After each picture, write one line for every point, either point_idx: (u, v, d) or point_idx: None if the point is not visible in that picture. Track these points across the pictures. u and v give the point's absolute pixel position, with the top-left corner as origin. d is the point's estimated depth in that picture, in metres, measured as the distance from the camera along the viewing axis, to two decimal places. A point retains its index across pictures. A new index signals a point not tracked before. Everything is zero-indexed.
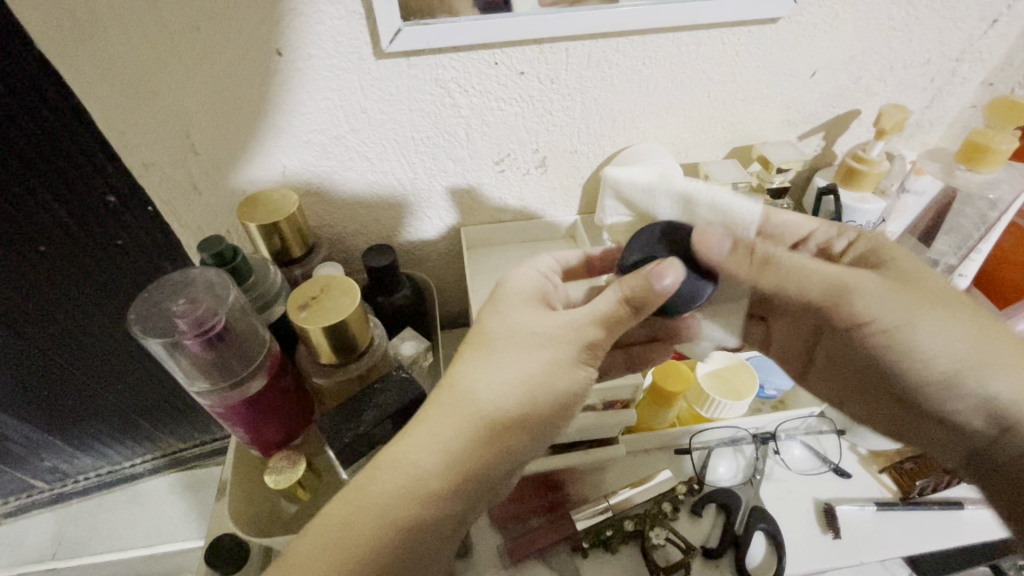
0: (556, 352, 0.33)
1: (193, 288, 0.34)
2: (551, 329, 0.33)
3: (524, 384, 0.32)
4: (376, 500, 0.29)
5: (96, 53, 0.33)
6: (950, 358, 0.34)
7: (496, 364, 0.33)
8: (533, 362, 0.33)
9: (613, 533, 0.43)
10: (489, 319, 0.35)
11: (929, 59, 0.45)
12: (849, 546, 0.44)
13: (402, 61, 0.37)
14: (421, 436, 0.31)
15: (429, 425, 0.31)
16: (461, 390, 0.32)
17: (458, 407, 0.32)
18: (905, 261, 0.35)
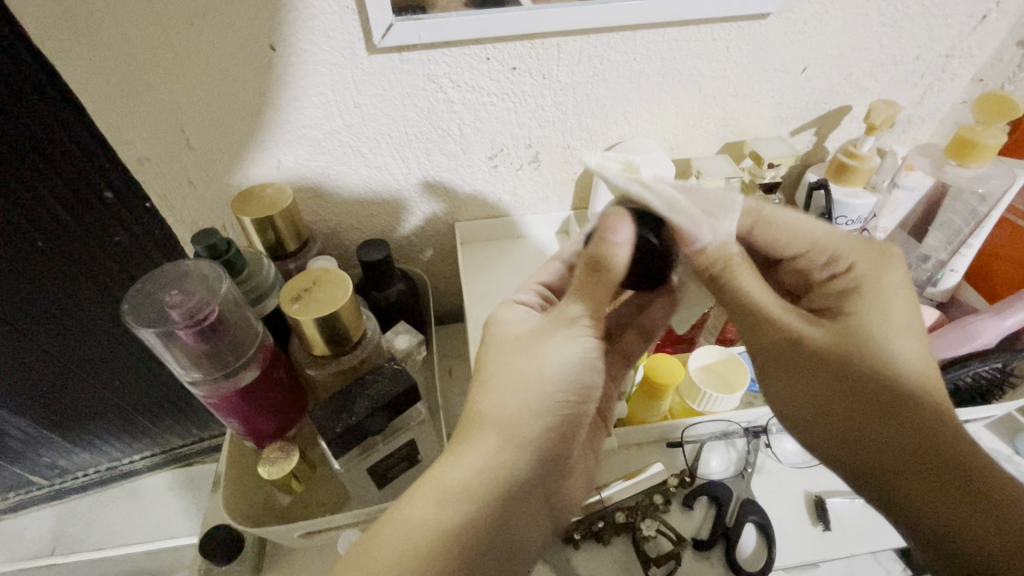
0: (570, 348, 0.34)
1: (187, 279, 0.35)
2: (559, 342, 0.34)
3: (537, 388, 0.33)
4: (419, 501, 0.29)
5: (90, 48, 0.34)
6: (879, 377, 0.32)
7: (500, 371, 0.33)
8: (551, 371, 0.33)
9: (605, 525, 0.43)
10: (490, 340, 0.36)
11: (919, 55, 0.45)
12: (839, 538, 0.44)
13: (395, 56, 0.38)
14: (452, 453, 0.31)
15: (461, 443, 0.31)
16: (490, 400, 0.32)
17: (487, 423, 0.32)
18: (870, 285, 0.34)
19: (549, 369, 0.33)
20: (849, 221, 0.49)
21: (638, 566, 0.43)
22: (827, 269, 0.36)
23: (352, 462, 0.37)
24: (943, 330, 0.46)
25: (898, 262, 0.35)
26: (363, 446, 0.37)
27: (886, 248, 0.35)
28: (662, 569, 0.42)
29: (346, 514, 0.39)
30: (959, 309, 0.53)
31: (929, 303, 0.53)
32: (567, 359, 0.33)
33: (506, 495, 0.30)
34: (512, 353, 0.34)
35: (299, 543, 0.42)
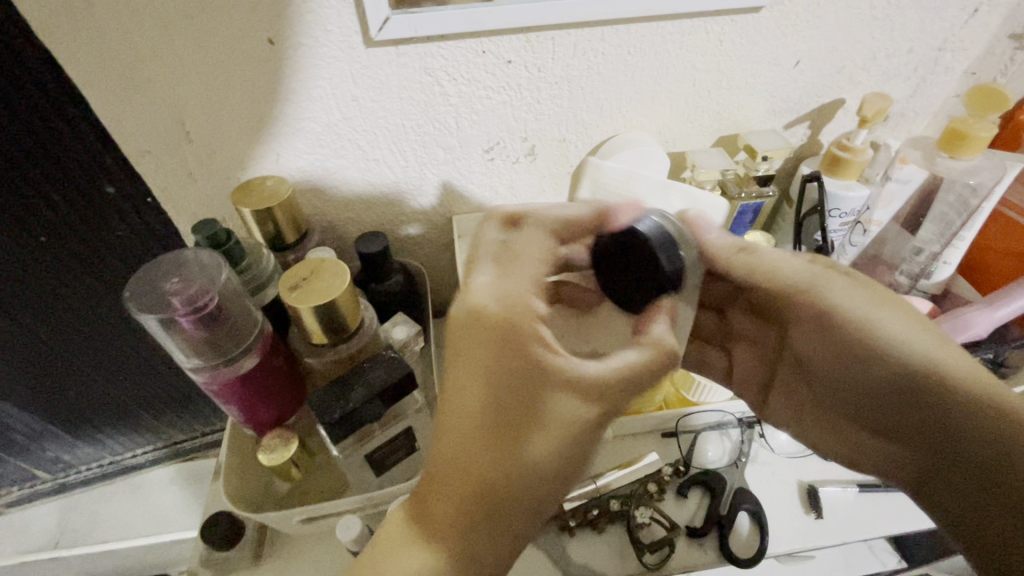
0: (558, 424, 0.32)
1: (188, 268, 0.35)
2: (578, 409, 0.32)
3: (529, 458, 0.31)
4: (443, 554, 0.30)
5: (91, 41, 0.34)
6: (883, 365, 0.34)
7: (492, 447, 0.31)
8: (555, 433, 0.32)
9: (599, 513, 0.44)
10: (474, 380, 0.31)
11: (911, 48, 0.46)
12: (831, 526, 0.45)
13: (391, 50, 0.38)
14: (447, 515, 0.30)
15: (457, 500, 0.30)
16: (491, 460, 0.30)
17: (485, 484, 0.30)
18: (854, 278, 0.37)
19: (531, 441, 0.31)
20: (843, 213, 0.49)
21: (631, 552, 0.43)
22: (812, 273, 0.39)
23: (350, 448, 0.38)
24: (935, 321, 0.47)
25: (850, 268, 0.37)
26: (361, 433, 0.37)
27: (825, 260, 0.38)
28: (655, 556, 0.43)
29: (349, 499, 0.40)
30: (952, 302, 0.53)
31: (921, 296, 0.54)
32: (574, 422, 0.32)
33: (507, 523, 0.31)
34: (505, 428, 0.31)
35: (299, 530, 0.42)
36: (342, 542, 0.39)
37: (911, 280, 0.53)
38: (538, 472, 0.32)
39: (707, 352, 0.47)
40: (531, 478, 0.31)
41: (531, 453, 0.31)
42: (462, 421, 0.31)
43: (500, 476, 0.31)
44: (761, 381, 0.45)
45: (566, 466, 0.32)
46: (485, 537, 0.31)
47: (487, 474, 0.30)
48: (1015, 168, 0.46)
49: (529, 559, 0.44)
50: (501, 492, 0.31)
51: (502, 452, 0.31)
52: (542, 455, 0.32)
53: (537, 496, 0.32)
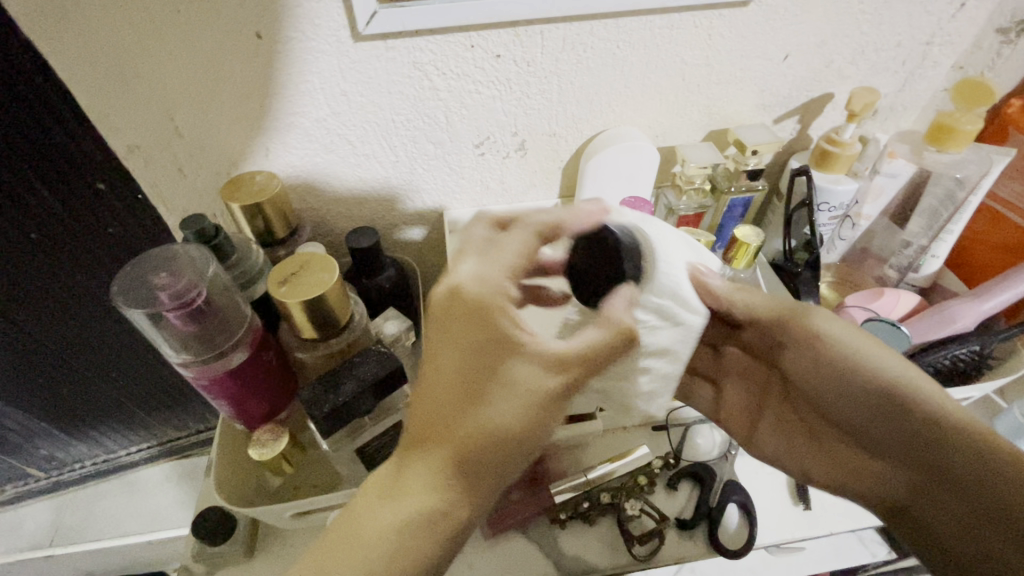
0: (519, 399, 0.31)
1: (175, 263, 0.35)
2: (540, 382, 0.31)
3: (480, 432, 0.30)
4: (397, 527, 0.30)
5: (76, 36, 0.34)
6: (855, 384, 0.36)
7: (449, 409, 0.30)
8: (509, 404, 0.31)
9: (590, 505, 0.44)
10: (452, 354, 0.31)
11: (899, 43, 0.46)
12: (817, 517, 0.47)
13: (380, 45, 0.38)
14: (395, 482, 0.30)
15: (425, 464, 0.30)
16: (467, 431, 0.30)
17: (443, 447, 0.30)
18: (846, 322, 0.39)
19: (486, 417, 0.30)
20: (831, 208, 0.50)
21: (621, 543, 0.44)
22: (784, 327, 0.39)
23: (341, 443, 0.39)
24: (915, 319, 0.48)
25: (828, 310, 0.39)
26: (351, 428, 0.38)
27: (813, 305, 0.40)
28: (645, 547, 0.43)
29: (339, 494, 0.40)
30: (940, 296, 0.54)
31: (910, 289, 0.54)
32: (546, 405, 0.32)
33: (466, 500, 0.30)
34: (456, 399, 0.30)
35: (291, 524, 0.43)
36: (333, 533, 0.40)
37: (900, 274, 0.53)
38: (498, 442, 0.31)
39: (697, 386, 0.47)
40: (489, 449, 0.30)
41: (487, 420, 0.30)
42: (426, 392, 0.31)
43: (450, 449, 0.30)
44: (748, 416, 0.45)
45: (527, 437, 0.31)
46: (439, 517, 0.30)
47: (449, 437, 0.30)
48: (1001, 161, 0.46)
49: (522, 551, 0.44)
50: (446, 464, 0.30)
51: (451, 428, 0.30)
52: (504, 420, 0.31)
53: (495, 474, 0.31)
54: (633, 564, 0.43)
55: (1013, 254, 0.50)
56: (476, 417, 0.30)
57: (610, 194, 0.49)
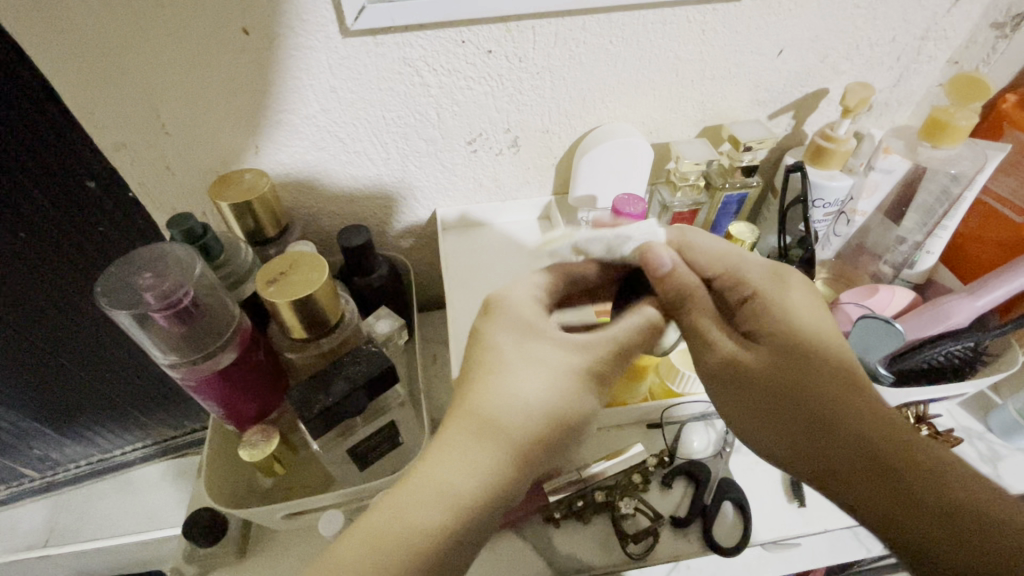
0: (557, 376, 0.33)
1: (161, 263, 0.35)
2: (568, 360, 0.33)
3: (507, 405, 0.31)
4: (415, 501, 0.29)
5: (58, 32, 0.33)
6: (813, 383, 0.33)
7: (489, 387, 0.32)
8: (534, 381, 0.32)
9: (584, 504, 0.44)
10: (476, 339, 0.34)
11: (894, 38, 0.46)
12: (812, 514, 0.46)
13: (369, 41, 0.38)
14: (427, 480, 0.30)
15: (452, 456, 0.30)
16: (481, 403, 0.31)
17: (472, 421, 0.31)
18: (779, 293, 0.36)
19: (516, 394, 0.31)
20: (826, 204, 0.49)
21: (615, 542, 0.44)
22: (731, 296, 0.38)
23: (331, 443, 0.38)
24: (912, 315, 0.48)
25: (795, 282, 0.37)
26: (342, 428, 0.37)
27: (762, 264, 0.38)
28: (640, 547, 0.43)
29: (330, 495, 0.40)
30: (933, 291, 0.54)
31: (905, 285, 0.54)
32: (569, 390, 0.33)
33: (491, 482, 0.30)
34: (482, 378, 0.32)
35: (283, 525, 0.42)
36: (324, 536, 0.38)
37: (895, 269, 0.53)
38: (524, 418, 0.31)
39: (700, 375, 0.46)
40: (524, 425, 0.31)
41: (515, 401, 0.31)
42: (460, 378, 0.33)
43: (482, 425, 0.31)
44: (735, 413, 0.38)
45: (558, 421, 0.32)
46: (459, 494, 0.30)
47: (481, 416, 0.31)
48: (996, 157, 0.46)
49: (516, 551, 0.44)
50: (473, 440, 0.31)
51: (475, 405, 0.31)
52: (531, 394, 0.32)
53: (521, 460, 0.31)
54: (628, 563, 0.43)
55: (1007, 250, 0.50)
56: (511, 399, 0.31)
57: (604, 191, 0.48)
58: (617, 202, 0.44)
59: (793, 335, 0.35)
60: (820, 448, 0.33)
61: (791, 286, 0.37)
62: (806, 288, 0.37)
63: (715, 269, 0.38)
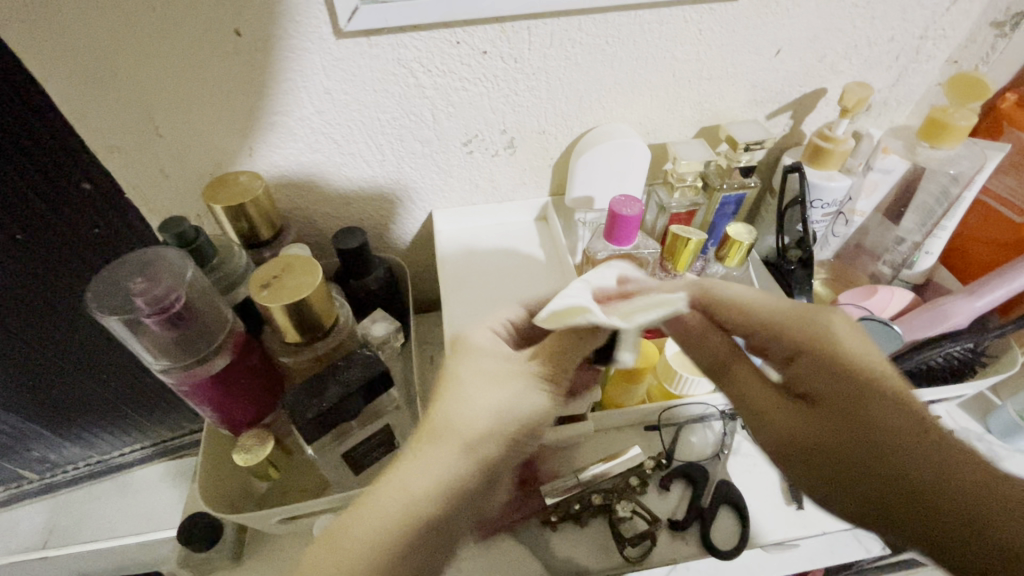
0: (511, 383, 0.38)
1: (152, 267, 0.35)
2: (523, 368, 0.39)
3: (473, 418, 0.36)
4: (381, 518, 0.33)
5: (48, 36, 0.33)
6: (869, 441, 0.33)
7: (456, 396, 0.37)
8: (496, 391, 0.38)
9: (581, 507, 0.44)
10: (451, 364, 0.40)
11: (892, 37, 0.45)
12: (811, 516, 0.46)
13: (363, 42, 0.38)
14: (400, 493, 0.33)
15: (415, 471, 0.34)
16: (452, 417, 0.36)
17: (448, 435, 0.36)
18: (833, 342, 0.36)
19: (471, 407, 0.36)
20: (824, 204, 0.49)
21: (613, 546, 0.43)
22: (780, 347, 0.38)
23: (326, 446, 0.38)
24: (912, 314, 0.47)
25: (843, 324, 0.37)
26: (337, 431, 0.37)
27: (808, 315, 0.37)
28: (637, 550, 0.43)
29: (326, 499, 0.40)
30: (933, 292, 0.54)
31: (903, 286, 0.54)
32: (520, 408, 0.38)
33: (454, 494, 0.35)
34: (451, 389, 0.38)
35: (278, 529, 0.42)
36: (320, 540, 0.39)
37: (894, 269, 0.53)
38: (487, 436, 0.36)
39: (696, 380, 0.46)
40: (490, 437, 0.36)
41: (473, 408, 0.36)
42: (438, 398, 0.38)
43: (449, 439, 0.36)
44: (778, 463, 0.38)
45: (513, 431, 0.37)
46: (421, 505, 0.33)
47: (445, 426, 0.36)
48: (995, 157, 0.46)
49: (513, 555, 0.43)
50: (444, 455, 0.35)
51: (447, 420, 0.36)
52: (486, 406, 0.36)
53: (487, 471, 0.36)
54: (625, 566, 0.42)
55: (1006, 250, 0.49)
56: (475, 413, 0.36)
57: (601, 192, 0.48)
58: (614, 203, 0.43)
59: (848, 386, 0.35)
60: (863, 491, 0.33)
61: (835, 328, 0.37)
62: (847, 322, 0.37)
63: (738, 299, 0.38)
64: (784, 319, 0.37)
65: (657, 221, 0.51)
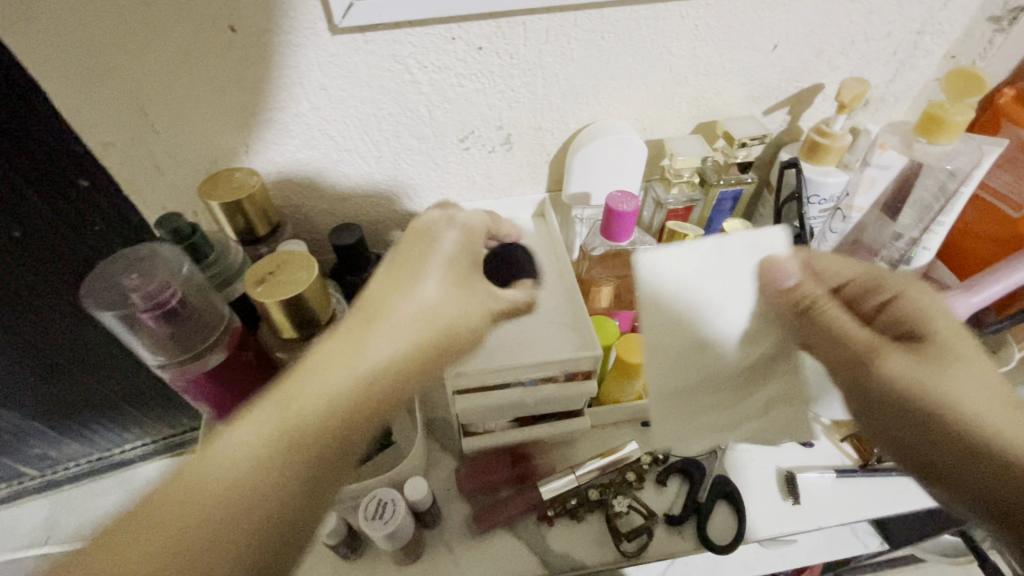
0: (437, 313, 0.35)
1: (149, 263, 0.36)
2: (463, 305, 0.36)
3: (370, 350, 0.33)
4: (227, 459, 0.29)
5: (42, 32, 0.33)
6: (893, 381, 0.36)
7: (389, 317, 0.34)
8: (422, 318, 0.35)
9: (578, 501, 0.44)
10: (403, 264, 0.36)
11: (889, 32, 0.45)
12: (808, 511, 0.46)
13: (358, 37, 0.37)
14: (264, 426, 0.30)
15: (280, 407, 0.31)
16: (356, 345, 0.33)
17: (350, 357, 0.33)
18: (912, 307, 0.37)
19: (401, 321, 0.34)
20: (821, 200, 0.49)
21: (609, 541, 0.43)
22: (873, 297, 0.38)
23: None
24: None
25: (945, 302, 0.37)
26: None
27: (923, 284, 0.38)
28: (634, 545, 0.43)
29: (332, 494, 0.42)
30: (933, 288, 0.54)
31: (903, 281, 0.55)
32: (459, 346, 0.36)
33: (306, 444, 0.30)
34: (390, 295, 0.35)
35: None
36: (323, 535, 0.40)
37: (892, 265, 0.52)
38: (373, 372, 0.33)
39: None
40: (378, 375, 0.33)
41: (396, 331, 0.34)
42: (377, 294, 0.35)
43: (344, 370, 0.32)
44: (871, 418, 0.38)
45: (408, 367, 0.34)
46: (276, 449, 0.30)
47: (352, 349, 0.33)
48: (993, 152, 0.46)
49: (509, 550, 0.44)
50: (326, 385, 0.32)
51: (366, 337, 0.34)
52: (402, 323, 0.34)
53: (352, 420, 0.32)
54: (622, 561, 0.42)
55: (1005, 245, 0.49)
56: (398, 331, 0.34)
57: (598, 188, 0.48)
58: (610, 199, 0.42)
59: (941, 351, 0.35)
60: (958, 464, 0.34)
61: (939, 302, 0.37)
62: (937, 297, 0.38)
63: (824, 264, 0.38)
64: (900, 283, 0.38)
65: (654, 217, 0.51)
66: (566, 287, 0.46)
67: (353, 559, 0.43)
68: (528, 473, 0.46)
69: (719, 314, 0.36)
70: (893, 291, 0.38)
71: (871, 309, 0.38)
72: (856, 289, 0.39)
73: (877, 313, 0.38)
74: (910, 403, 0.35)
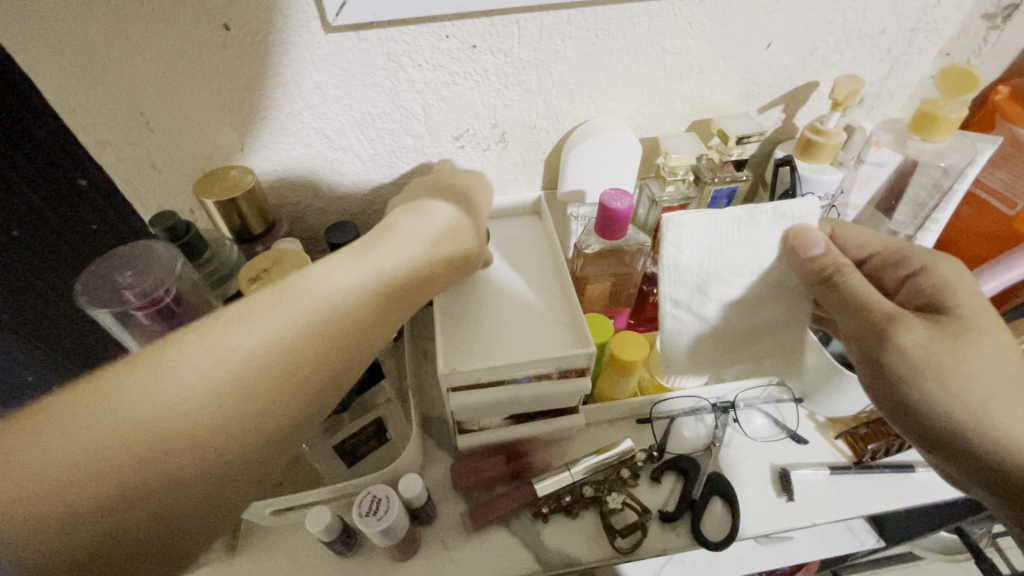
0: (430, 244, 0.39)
1: (142, 261, 0.36)
2: (464, 239, 0.42)
3: (362, 273, 0.34)
4: (207, 351, 0.28)
5: (36, 31, 0.33)
6: (908, 359, 0.34)
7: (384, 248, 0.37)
8: (412, 250, 0.37)
9: (572, 498, 0.45)
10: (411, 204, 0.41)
11: (884, 30, 0.45)
12: (802, 508, 0.46)
13: (352, 35, 0.38)
14: (249, 324, 0.29)
15: (265, 307, 0.30)
16: (348, 267, 0.34)
17: (342, 277, 0.33)
18: (938, 279, 0.37)
19: (395, 253, 0.37)
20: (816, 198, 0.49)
21: (602, 537, 0.44)
22: (900, 270, 0.40)
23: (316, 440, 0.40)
24: None
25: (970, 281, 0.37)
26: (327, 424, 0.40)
27: (949, 259, 0.38)
28: (628, 541, 0.43)
29: (319, 492, 0.41)
30: None
31: None
32: (467, 272, 0.43)
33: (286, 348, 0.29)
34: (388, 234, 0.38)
35: (272, 520, 0.43)
36: (313, 532, 0.39)
37: None
38: (362, 292, 0.34)
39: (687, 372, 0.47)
40: (365, 298, 0.34)
41: (390, 257, 0.36)
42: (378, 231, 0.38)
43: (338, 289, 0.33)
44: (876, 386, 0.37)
45: (394, 296, 0.35)
46: (259, 347, 0.29)
47: (346, 271, 0.34)
48: (987, 149, 0.46)
49: (504, 546, 0.44)
50: (316, 299, 0.31)
51: (357, 260, 0.35)
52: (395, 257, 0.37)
53: (336, 336, 0.31)
54: (616, 557, 0.43)
55: (1000, 243, 0.49)
56: (395, 257, 0.37)
57: (592, 186, 0.49)
58: (604, 197, 0.42)
59: (963, 326, 0.35)
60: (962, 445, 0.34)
61: (964, 280, 0.37)
62: (962, 274, 0.38)
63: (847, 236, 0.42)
64: (924, 254, 0.39)
65: (649, 215, 0.51)
66: (563, 285, 0.46)
67: (349, 556, 0.43)
68: (523, 469, 0.46)
69: (729, 281, 0.38)
70: (919, 262, 0.39)
71: (896, 281, 0.40)
72: (885, 259, 0.41)
73: (903, 285, 0.40)
74: (923, 377, 0.34)
